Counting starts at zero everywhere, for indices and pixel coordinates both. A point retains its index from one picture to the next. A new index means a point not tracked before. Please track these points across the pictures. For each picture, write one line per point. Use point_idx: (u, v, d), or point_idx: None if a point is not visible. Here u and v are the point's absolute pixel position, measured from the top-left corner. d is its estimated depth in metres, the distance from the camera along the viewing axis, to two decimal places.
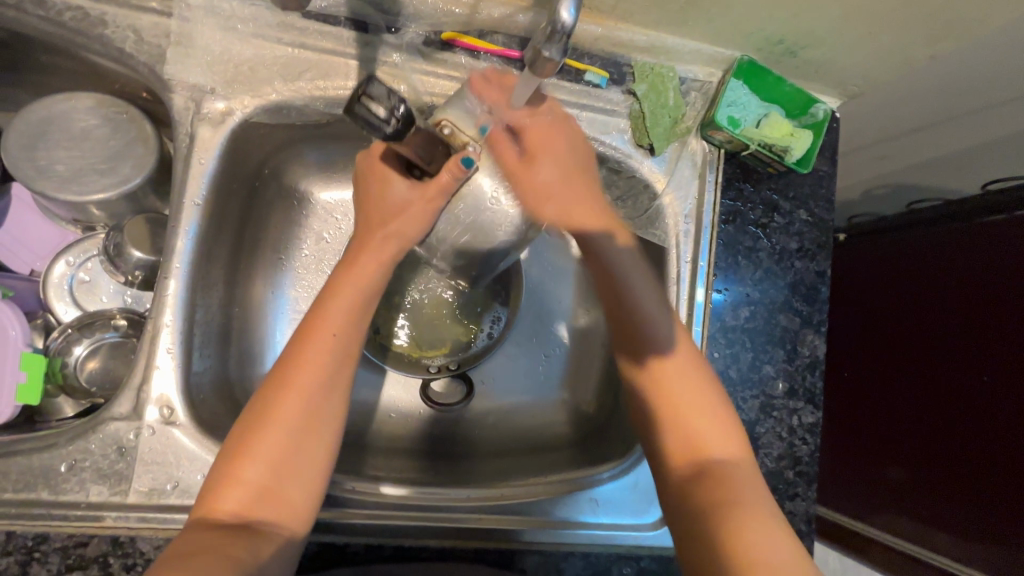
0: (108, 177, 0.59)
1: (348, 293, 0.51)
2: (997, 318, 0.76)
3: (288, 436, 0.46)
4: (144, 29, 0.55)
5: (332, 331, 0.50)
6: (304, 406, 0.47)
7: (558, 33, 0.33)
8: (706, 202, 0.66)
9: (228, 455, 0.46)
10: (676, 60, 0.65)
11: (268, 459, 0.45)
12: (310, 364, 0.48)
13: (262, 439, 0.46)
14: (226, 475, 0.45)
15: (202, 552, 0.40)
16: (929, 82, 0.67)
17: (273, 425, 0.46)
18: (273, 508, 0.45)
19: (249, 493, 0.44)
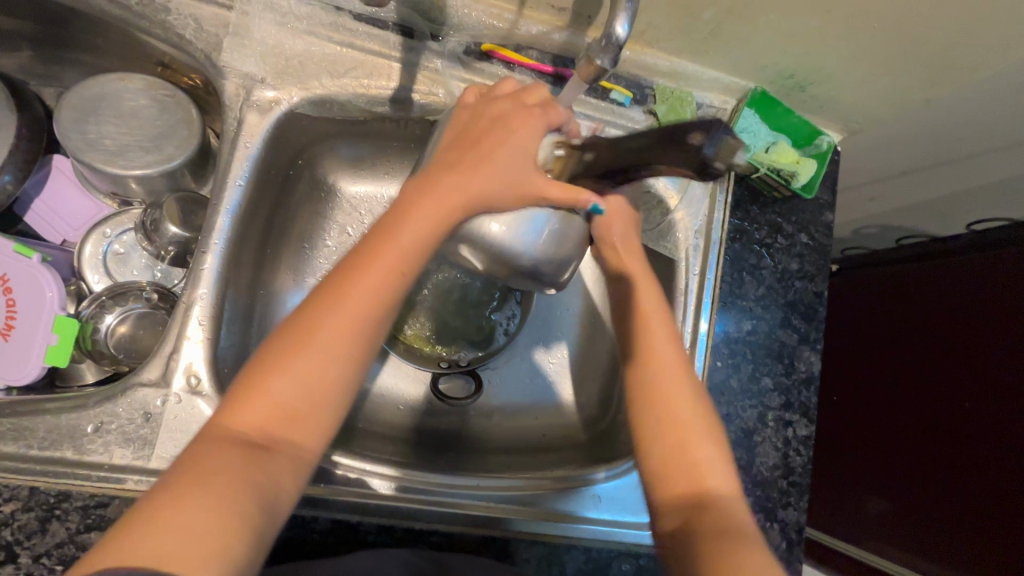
0: (152, 155, 0.61)
1: (424, 209, 0.46)
2: (982, 348, 0.80)
3: (325, 356, 0.43)
4: (205, 19, 0.58)
5: (397, 253, 0.45)
6: (346, 332, 0.43)
7: (611, 44, 0.42)
8: (715, 220, 0.71)
9: (258, 366, 0.42)
10: (694, 87, 0.70)
11: (298, 380, 0.42)
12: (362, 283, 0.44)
13: (300, 358, 0.42)
14: (254, 385, 0.42)
15: (220, 470, 0.38)
16: (923, 124, 0.73)
17: (307, 344, 0.43)
18: (297, 428, 0.42)
19: (275, 409, 0.42)
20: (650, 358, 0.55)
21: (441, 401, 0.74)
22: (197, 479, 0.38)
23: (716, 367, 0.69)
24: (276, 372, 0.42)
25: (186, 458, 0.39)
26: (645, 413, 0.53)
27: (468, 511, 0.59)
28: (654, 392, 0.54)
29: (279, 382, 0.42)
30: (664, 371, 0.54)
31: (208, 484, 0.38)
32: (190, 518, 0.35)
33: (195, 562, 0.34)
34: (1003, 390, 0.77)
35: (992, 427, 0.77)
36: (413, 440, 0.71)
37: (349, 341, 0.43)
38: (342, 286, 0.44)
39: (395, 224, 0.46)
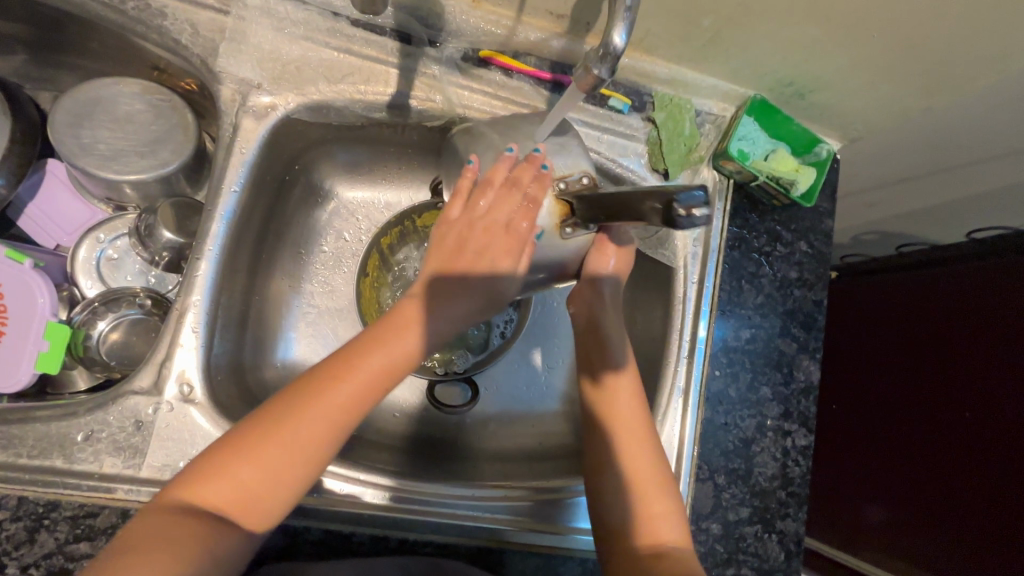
0: (147, 160, 0.61)
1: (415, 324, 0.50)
2: (982, 358, 0.79)
3: (297, 445, 0.45)
4: (201, 24, 0.58)
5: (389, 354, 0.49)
6: (321, 422, 0.45)
7: (609, 54, 0.42)
8: (714, 228, 0.70)
9: (229, 444, 0.44)
10: (693, 94, 0.69)
11: (268, 465, 0.44)
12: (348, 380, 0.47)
13: (272, 447, 0.44)
14: (225, 459, 0.44)
15: (163, 538, 0.40)
16: (923, 132, 0.73)
17: (284, 429, 0.45)
18: (254, 511, 0.44)
19: (238, 488, 0.43)
20: (611, 406, 0.60)
21: (437, 408, 0.74)
22: (139, 554, 0.39)
23: (714, 376, 0.68)
24: (241, 457, 0.44)
25: (136, 525, 0.41)
26: (606, 466, 0.57)
27: (462, 522, 0.59)
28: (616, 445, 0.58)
29: (246, 467, 0.43)
30: (625, 425, 0.58)
31: (156, 549, 0.39)
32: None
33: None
34: (1001, 401, 0.76)
35: (991, 439, 0.77)
36: (408, 448, 0.70)
37: (320, 443, 0.45)
38: (327, 384, 0.47)
39: (389, 335, 0.50)
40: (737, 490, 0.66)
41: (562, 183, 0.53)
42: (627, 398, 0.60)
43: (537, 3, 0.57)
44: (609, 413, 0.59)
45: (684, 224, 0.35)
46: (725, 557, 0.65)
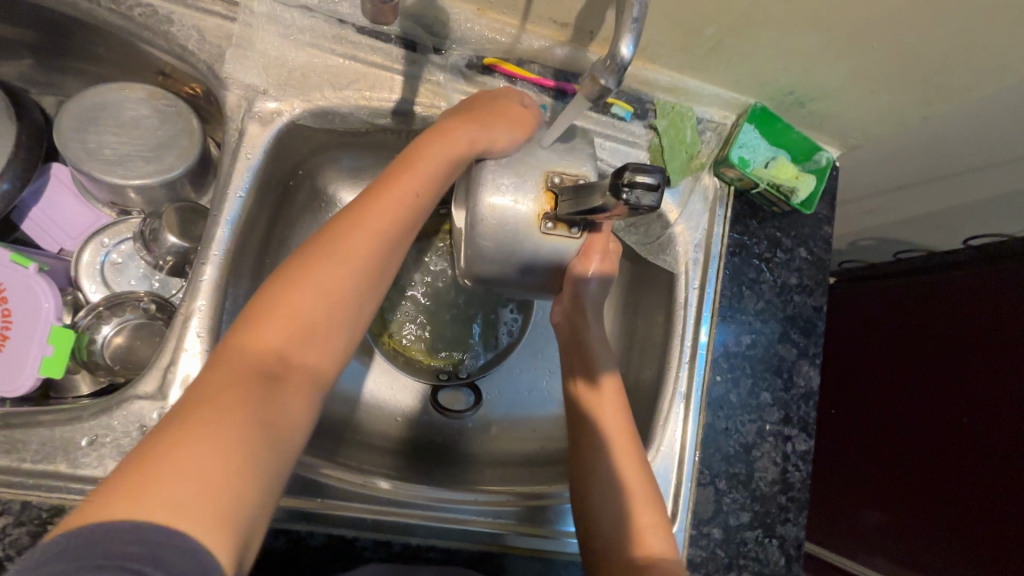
0: (152, 164, 0.61)
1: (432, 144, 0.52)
2: (980, 366, 0.80)
3: (327, 292, 0.45)
4: (208, 30, 0.58)
5: (396, 207, 0.49)
6: (345, 269, 0.46)
7: (617, 65, 0.43)
8: (715, 235, 0.71)
9: (265, 298, 0.44)
10: (694, 102, 0.70)
11: (301, 314, 0.44)
12: (361, 232, 0.47)
13: (307, 284, 0.44)
14: (256, 320, 0.43)
15: (231, 397, 0.38)
16: (921, 141, 0.74)
17: (307, 281, 0.44)
18: (304, 356, 0.43)
19: (281, 343, 0.42)
20: (599, 419, 0.60)
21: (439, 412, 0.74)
22: (205, 412, 0.37)
23: (716, 382, 0.69)
24: (280, 304, 0.43)
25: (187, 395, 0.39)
26: (592, 487, 0.58)
27: (466, 528, 0.59)
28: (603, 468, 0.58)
29: (288, 311, 0.43)
30: (611, 448, 0.59)
31: (225, 406, 0.38)
32: (203, 443, 0.35)
33: (209, 495, 0.34)
34: (999, 410, 0.77)
35: (988, 447, 0.77)
36: (410, 452, 0.70)
37: (357, 268, 0.46)
38: (347, 228, 0.47)
39: (409, 170, 0.51)
40: (738, 494, 0.67)
41: (557, 177, 0.53)
42: (614, 411, 0.61)
43: (541, 11, 0.58)
44: (598, 425, 0.60)
45: (627, 196, 0.42)
46: (726, 561, 0.65)
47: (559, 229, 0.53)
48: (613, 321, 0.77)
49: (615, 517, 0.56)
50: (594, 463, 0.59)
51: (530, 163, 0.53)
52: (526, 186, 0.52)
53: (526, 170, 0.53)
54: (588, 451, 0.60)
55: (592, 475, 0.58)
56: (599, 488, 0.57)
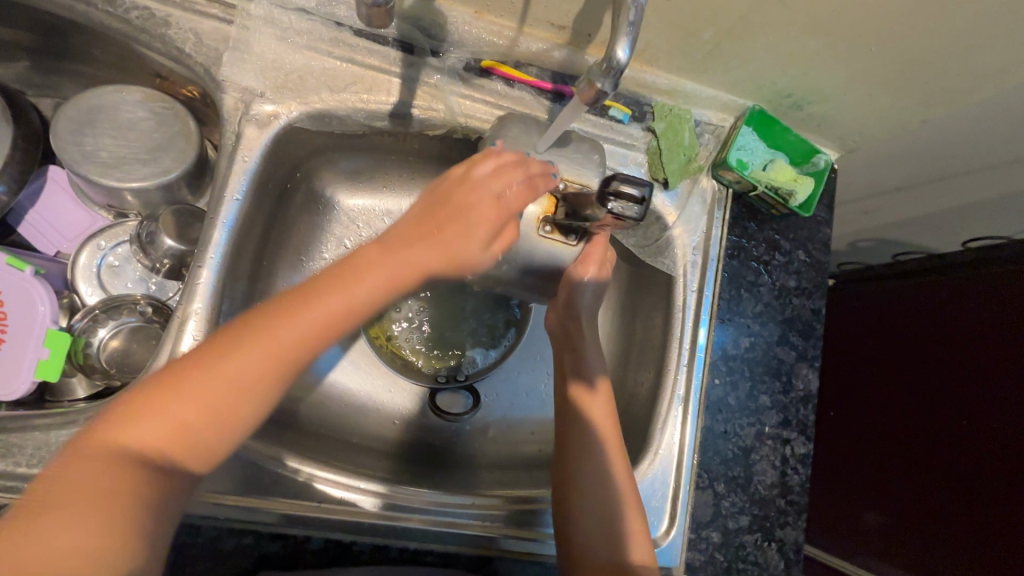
0: (149, 167, 0.61)
1: (382, 267, 0.48)
2: (979, 370, 0.80)
3: (230, 389, 0.43)
4: (205, 33, 0.58)
5: (337, 308, 0.46)
6: (256, 369, 0.44)
7: (613, 68, 0.43)
8: (713, 236, 0.70)
9: (165, 381, 0.43)
10: (692, 104, 0.70)
11: (198, 410, 0.43)
12: (288, 332, 0.45)
13: (193, 389, 0.43)
14: (155, 405, 0.42)
15: (87, 491, 0.39)
16: (920, 143, 0.74)
17: (212, 374, 0.43)
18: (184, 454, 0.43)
19: (165, 434, 0.42)
20: (589, 423, 0.61)
21: (437, 415, 0.73)
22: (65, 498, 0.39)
23: (714, 384, 0.69)
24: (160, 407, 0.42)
25: (50, 476, 0.40)
26: (579, 494, 0.57)
27: (464, 532, 0.59)
28: (588, 477, 0.58)
29: (168, 416, 0.42)
30: (602, 450, 0.59)
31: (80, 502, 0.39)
32: (62, 527, 0.38)
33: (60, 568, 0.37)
34: (999, 415, 0.77)
35: (986, 453, 0.77)
36: (407, 455, 0.70)
37: (257, 385, 0.44)
38: (250, 334, 0.45)
39: (348, 283, 0.47)
40: (737, 498, 0.67)
41: (563, 184, 0.59)
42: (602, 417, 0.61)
43: (539, 14, 0.58)
44: (586, 429, 0.60)
45: (617, 208, 0.51)
46: (725, 565, 0.65)
47: (557, 233, 0.63)
48: (612, 323, 0.77)
49: (603, 526, 0.56)
50: (580, 465, 0.59)
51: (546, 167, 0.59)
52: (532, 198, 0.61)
53: None
54: (571, 458, 0.59)
55: (575, 480, 0.58)
56: (584, 497, 0.57)
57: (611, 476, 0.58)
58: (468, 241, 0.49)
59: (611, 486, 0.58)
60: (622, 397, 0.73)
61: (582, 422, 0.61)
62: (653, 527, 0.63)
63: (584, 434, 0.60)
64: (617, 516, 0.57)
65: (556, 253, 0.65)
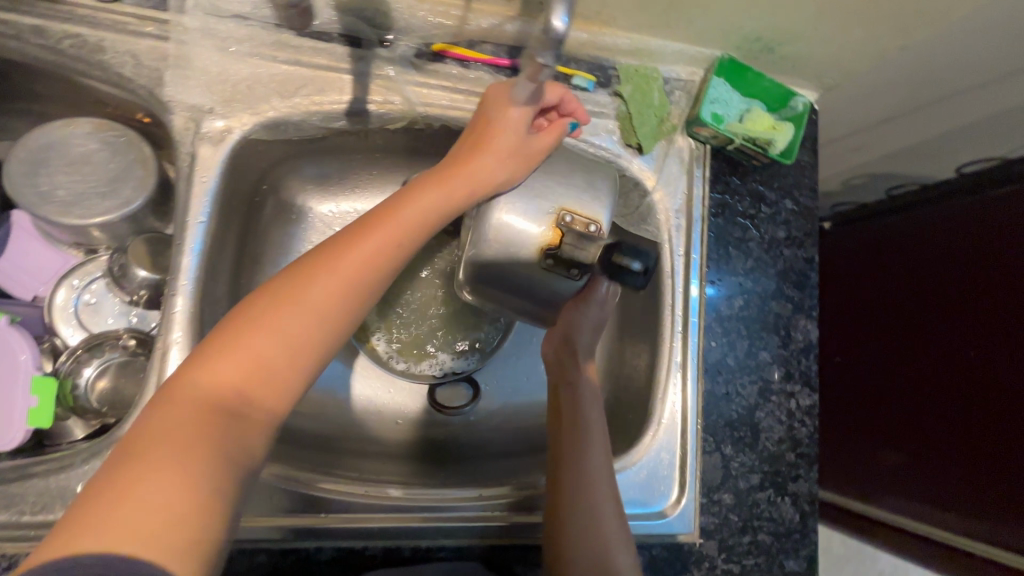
0: (110, 200, 0.60)
1: (436, 184, 0.52)
2: (980, 306, 0.79)
3: (306, 317, 0.45)
4: (143, 53, 0.55)
5: (398, 237, 0.49)
6: (328, 296, 0.45)
7: (552, 39, 0.39)
8: (696, 197, 0.68)
9: (240, 321, 0.44)
10: (659, 61, 0.67)
11: (280, 340, 0.43)
12: (359, 257, 0.47)
13: (270, 319, 0.44)
14: (233, 339, 0.43)
15: (186, 431, 0.38)
16: (901, 70, 0.70)
17: (288, 305, 0.44)
18: (271, 387, 0.43)
19: (249, 369, 0.42)
20: (583, 420, 0.61)
21: (441, 412, 0.73)
22: (158, 442, 0.38)
23: (711, 347, 0.67)
24: (241, 343, 0.43)
25: (138, 434, 0.39)
26: (573, 489, 0.57)
27: (471, 523, 0.59)
28: (580, 464, 0.58)
29: (250, 346, 0.42)
30: (590, 446, 0.59)
31: (177, 444, 0.38)
32: (149, 489, 0.35)
33: (157, 534, 0.34)
34: (1000, 350, 0.76)
35: (991, 388, 0.77)
36: (416, 455, 0.71)
37: (327, 310, 0.45)
38: (313, 257, 0.47)
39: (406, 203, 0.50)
40: (745, 457, 0.66)
41: (568, 215, 0.60)
42: (599, 417, 0.62)
43: None
44: (577, 428, 0.61)
45: None
46: (740, 525, 0.65)
47: (557, 266, 0.61)
48: None
49: (590, 516, 0.56)
50: (573, 460, 0.59)
51: (549, 197, 0.60)
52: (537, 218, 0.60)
53: (545, 203, 0.60)
54: (564, 453, 0.59)
55: (570, 474, 0.58)
56: (574, 490, 0.57)
57: (590, 474, 0.58)
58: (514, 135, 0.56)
59: (597, 484, 0.58)
60: (620, 371, 0.72)
61: (578, 420, 0.61)
62: (663, 497, 0.63)
63: (575, 429, 0.61)
64: (601, 517, 0.57)
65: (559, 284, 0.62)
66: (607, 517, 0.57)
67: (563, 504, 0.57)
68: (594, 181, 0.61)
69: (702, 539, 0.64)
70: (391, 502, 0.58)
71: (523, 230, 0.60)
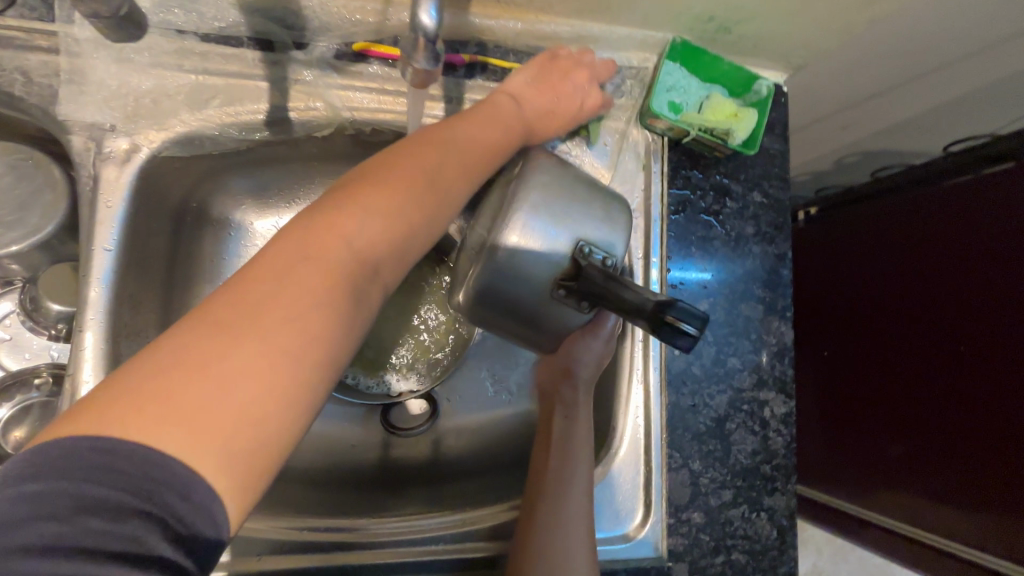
0: (16, 229, 0.55)
1: (520, 112, 0.53)
2: (971, 294, 0.74)
3: (422, 193, 0.41)
4: (33, 69, 0.51)
5: (488, 149, 0.49)
6: (436, 183, 0.43)
7: (420, 33, 0.43)
8: (653, 194, 0.62)
9: (358, 184, 0.39)
10: (607, 48, 0.62)
11: (397, 209, 0.39)
12: (461, 154, 0.46)
13: (388, 187, 0.40)
14: (355, 199, 0.38)
15: (308, 287, 0.33)
16: (875, 44, 0.64)
17: (408, 177, 0.41)
18: (385, 261, 0.39)
19: (371, 233, 0.37)
20: (576, 434, 0.56)
21: (394, 433, 0.69)
22: (273, 297, 0.32)
23: (675, 356, 0.63)
24: (363, 206, 0.38)
25: (230, 284, 0.33)
26: (543, 514, 0.52)
27: (423, 558, 0.55)
28: (559, 483, 0.53)
29: (372, 210, 0.38)
30: (577, 464, 0.54)
31: (301, 304, 0.33)
32: (257, 353, 0.30)
33: (252, 410, 0.29)
34: (994, 350, 0.71)
35: (991, 397, 0.72)
36: (373, 481, 0.67)
37: (437, 195, 0.43)
38: (431, 149, 0.44)
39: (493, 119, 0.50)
40: (716, 473, 0.62)
41: (587, 248, 0.50)
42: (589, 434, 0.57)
43: None
44: (568, 441, 0.56)
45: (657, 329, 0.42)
46: (712, 545, 0.61)
47: (569, 299, 0.51)
48: None
49: (560, 550, 0.50)
50: (551, 479, 0.53)
51: (570, 222, 0.50)
52: (553, 244, 0.50)
53: (564, 227, 0.50)
54: (545, 472, 0.54)
55: (554, 493, 0.53)
56: (544, 515, 0.52)
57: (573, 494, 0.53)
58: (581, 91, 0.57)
59: (572, 510, 0.52)
60: None
61: (569, 434, 0.56)
62: (625, 519, 0.59)
63: (567, 443, 0.56)
64: (572, 549, 0.51)
65: (563, 318, 0.53)
66: (576, 551, 0.51)
67: (530, 538, 0.51)
68: (615, 210, 0.52)
69: (671, 562, 0.60)
70: (391, 537, 0.56)
71: (534, 256, 0.50)
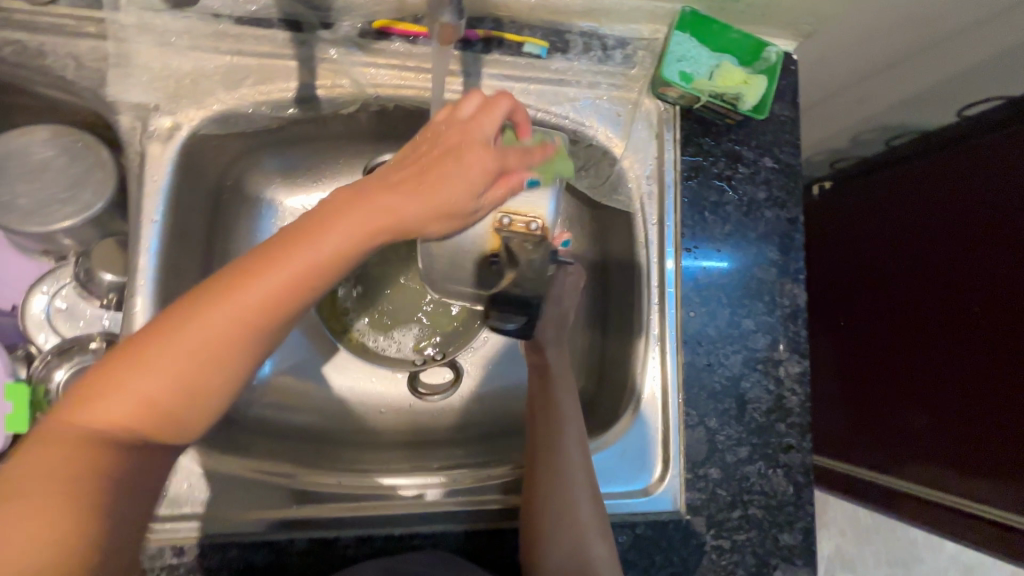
0: (70, 205, 0.60)
1: (359, 211, 0.38)
2: (987, 254, 0.74)
3: (198, 348, 0.34)
4: (83, 55, 0.55)
5: (308, 270, 0.36)
6: (228, 331, 0.35)
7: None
8: (667, 161, 0.65)
9: (128, 346, 0.34)
10: (616, 21, 0.64)
11: (164, 377, 0.34)
12: (267, 285, 0.36)
13: (156, 355, 0.34)
14: (111, 376, 0.34)
15: (56, 474, 0.31)
16: (883, 9, 0.65)
17: (175, 343, 0.34)
18: (164, 426, 0.35)
19: (128, 410, 0.33)
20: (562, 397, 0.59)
21: (420, 399, 0.73)
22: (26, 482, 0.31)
23: (690, 318, 0.64)
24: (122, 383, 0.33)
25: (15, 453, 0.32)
26: (546, 465, 0.55)
27: (451, 508, 0.59)
28: (554, 438, 0.56)
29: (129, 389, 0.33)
30: (569, 423, 0.57)
31: (56, 484, 0.31)
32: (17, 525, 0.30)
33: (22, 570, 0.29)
34: (1008, 307, 0.72)
35: (1000, 355, 0.72)
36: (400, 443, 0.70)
37: (227, 349, 0.35)
38: (218, 295, 0.35)
39: (313, 230, 0.37)
40: (732, 430, 0.63)
41: (507, 217, 0.48)
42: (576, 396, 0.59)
43: None
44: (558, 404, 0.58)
45: None
46: (729, 500, 0.62)
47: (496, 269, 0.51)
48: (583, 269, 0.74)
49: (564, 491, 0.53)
50: (548, 435, 0.56)
51: None
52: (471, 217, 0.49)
53: None
54: (540, 428, 0.57)
55: (552, 450, 0.55)
56: (548, 466, 0.55)
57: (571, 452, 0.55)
58: (462, 177, 0.41)
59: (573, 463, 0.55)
60: (603, 349, 0.70)
61: (556, 396, 0.59)
62: (644, 476, 0.61)
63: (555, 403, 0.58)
64: (577, 497, 0.54)
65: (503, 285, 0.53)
66: (580, 497, 0.54)
67: (537, 487, 0.55)
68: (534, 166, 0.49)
69: (690, 515, 0.62)
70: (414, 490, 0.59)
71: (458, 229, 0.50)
